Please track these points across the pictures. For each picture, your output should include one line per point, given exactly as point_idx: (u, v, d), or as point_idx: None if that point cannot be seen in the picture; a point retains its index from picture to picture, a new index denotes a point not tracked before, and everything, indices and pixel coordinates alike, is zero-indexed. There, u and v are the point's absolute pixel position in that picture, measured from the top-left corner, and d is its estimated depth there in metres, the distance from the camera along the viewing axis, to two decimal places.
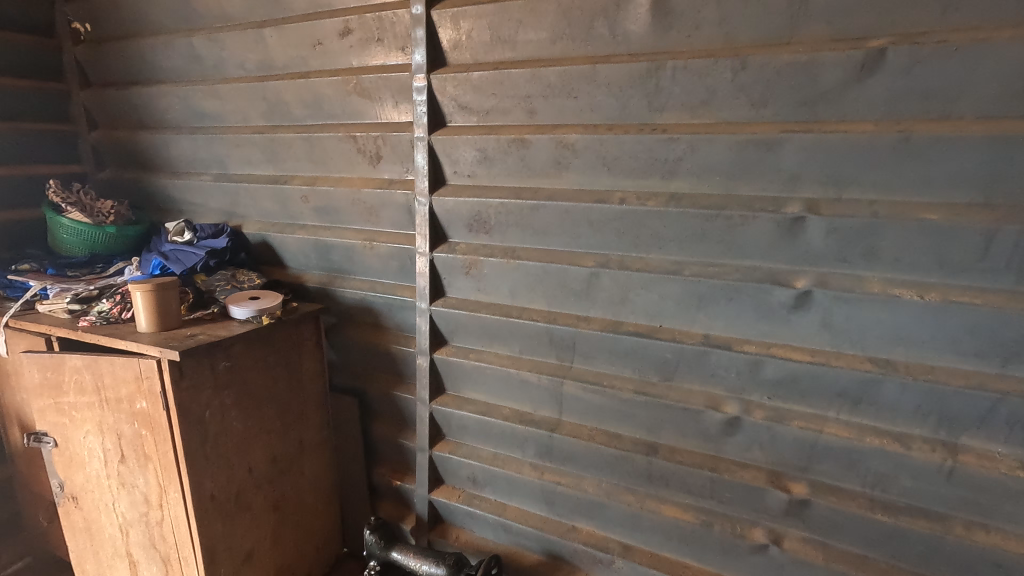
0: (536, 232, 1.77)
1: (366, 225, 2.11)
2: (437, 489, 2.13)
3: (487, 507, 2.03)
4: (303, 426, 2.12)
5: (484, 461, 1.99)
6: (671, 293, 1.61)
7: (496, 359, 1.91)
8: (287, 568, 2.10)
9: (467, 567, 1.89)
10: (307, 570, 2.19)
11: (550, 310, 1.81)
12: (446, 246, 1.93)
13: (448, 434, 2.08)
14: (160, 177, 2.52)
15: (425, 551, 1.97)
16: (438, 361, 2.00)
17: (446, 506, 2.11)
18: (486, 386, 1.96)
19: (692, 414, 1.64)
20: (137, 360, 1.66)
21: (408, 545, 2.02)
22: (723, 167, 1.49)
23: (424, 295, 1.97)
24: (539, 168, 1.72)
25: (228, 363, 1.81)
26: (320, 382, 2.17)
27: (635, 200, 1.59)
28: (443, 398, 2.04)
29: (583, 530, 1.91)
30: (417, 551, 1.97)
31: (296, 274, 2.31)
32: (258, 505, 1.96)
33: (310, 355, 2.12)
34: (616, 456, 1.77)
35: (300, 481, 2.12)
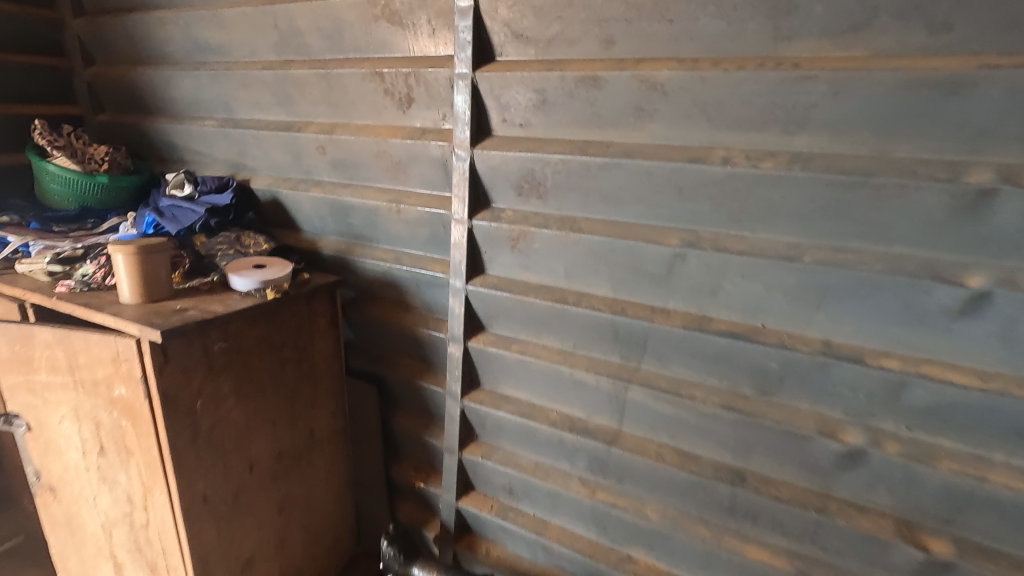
0: (604, 199, 1.40)
1: (392, 184, 1.76)
2: (466, 496, 1.83)
3: (524, 524, 1.72)
4: (315, 416, 1.83)
5: (523, 471, 1.68)
6: (781, 285, 1.24)
7: (544, 354, 1.57)
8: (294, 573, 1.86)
9: None
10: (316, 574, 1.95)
11: (615, 298, 1.45)
12: (488, 213, 1.57)
13: (482, 435, 1.77)
14: (160, 121, 2.20)
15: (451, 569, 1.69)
16: (474, 350, 1.68)
17: (476, 516, 1.81)
18: (529, 383, 1.63)
19: (798, 440, 1.28)
20: (114, 340, 1.37)
21: (431, 560, 1.75)
22: (876, 117, 1.08)
23: (459, 272, 1.63)
24: (613, 117, 1.34)
25: (225, 345, 1.51)
26: (335, 367, 1.88)
27: (743, 160, 1.20)
28: (477, 394, 1.72)
29: (640, 561, 1.59)
30: (441, 570, 1.69)
31: (310, 239, 1.99)
32: (261, 506, 1.69)
33: (322, 334, 1.82)
34: (690, 481, 1.43)
35: (309, 477, 1.85)
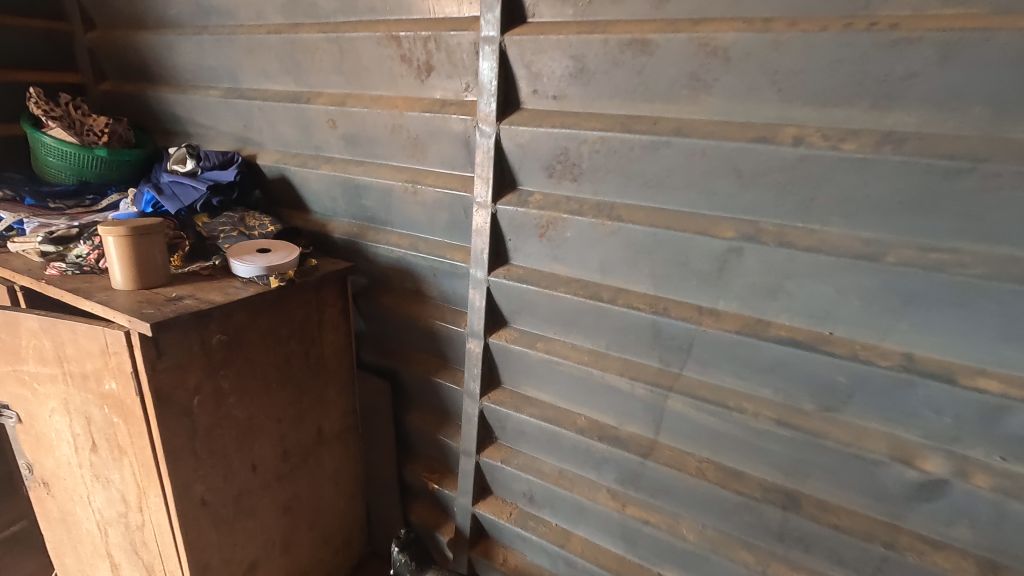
0: (649, 184, 1.22)
1: (408, 162, 1.60)
2: (482, 501, 1.70)
3: (545, 534, 1.59)
4: (323, 411, 1.71)
5: (545, 479, 1.54)
6: (857, 287, 1.06)
7: (573, 354, 1.42)
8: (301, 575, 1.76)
9: None
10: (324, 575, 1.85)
11: (656, 296, 1.29)
12: (514, 196, 1.41)
13: (501, 437, 1.63)
14: (163, 91, 2.06)
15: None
16: (495, 347, 1.53)
17: (493, 523, 1.69)
18: (556, 386, 1.49)
19: (866, 464, 1.12)
20: (102, 330, 1.25)
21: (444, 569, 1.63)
22: (993, 90, 0.89)
23: (481, 261, 1.47)
24: (663, 88, 1.16)
25: (225, 337, 1.39)
26: (344, 359, 1.75)
27: (819, 140, 1.02)
28: (497, 394, 1.58)
29: None
30: None
31: (320, 220, 1.84)
32: (264, 507, 1.58)
33: (331, 325, 1.69)
34: (734, 502, 1.28)
35: (316, 476, 1.73)
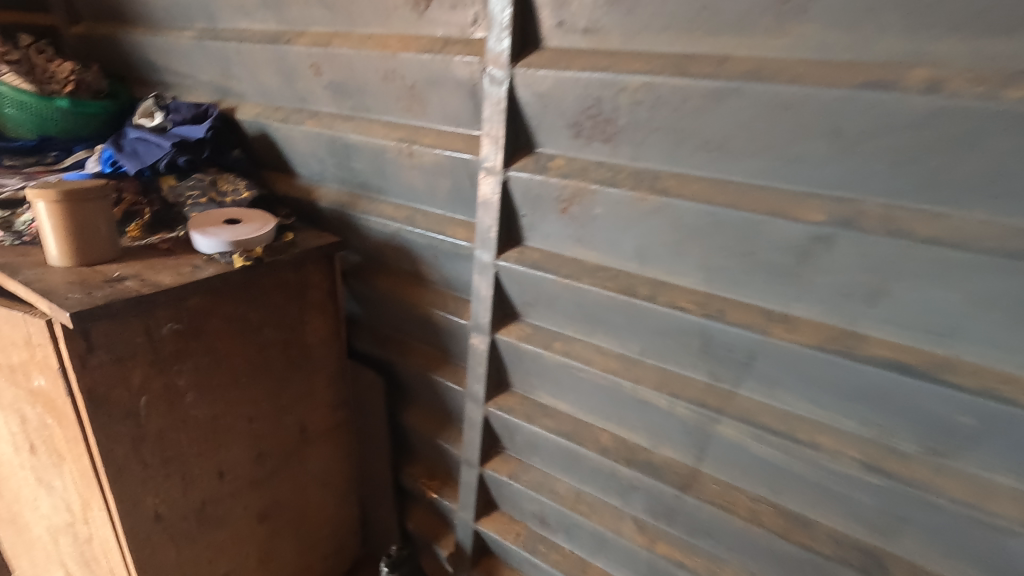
0: (708, 148, 0.92)
1: (404, 118, 1.32)
2: (486, 518, 1.47)
3: (557, 564, 1.35)
4: (308, 408, 1.48)
5: (560, 503, 1.30)
6: (1002, 297, 0.76)
7: (597, 359, 1.15)
8: None
9: None
10: None
11: (708, 294, 1.00)
12: (530, 161, 1.12)
13: (509, 448, 1.39)
14: (136, 33, 1.80)
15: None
16: (504, 344, 1.27)
17: (498, 543, 1.46)
18: (575, 394, 1.23)
19: (988, 532, 0.84)
20: (23, 318, 1.04)
21: None
22: None
23: (488, 241, 1.20)
24: (735, 15, 0.85)
25: (178, 326, 1.15)
26: (334, 348, 1.51)
27: (966, 85, 0.71)
28: (506, 399, 1.33)
29: None
30: None
31: (307, 186, 1.58)
32: (237, 517, 1.38)
33: (317, 310, 1.44)
34: (797, 556, 1.01)
35: (301, 481, 1.52)
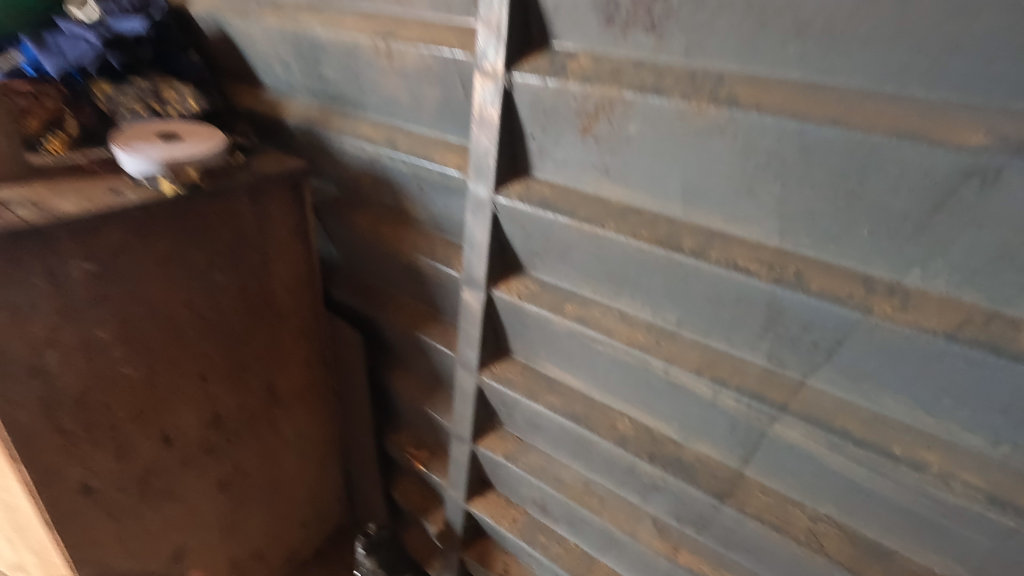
0: (804, 34, 0.62)
1: (383, 5, 1.01)
2: (479, 498, 1.27)
3: (558, 559, 1.16)
4: (275, 366, 1.28)
5: (565, 495, 1.08)
6: None
7: (620, 328, 0.89)
8: (254, 555, 1.42)
9: None
10: (289, 552, 1.51)
11: (781, 252, 0.72)
12: (543, 60, 0.82)
13: (507, 424, 1.16)
14: None
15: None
16: (502, 303, 1.01)
17: (491, 527, 1.27)
18: (589, 370, 0.98)
19: None
20: None
21: None
22: None
23: (484, 170, 0.92)
24: None
25: (93, 267, 0.92)
26: (304, 298, 1.29)
27: None
28: (504, 368, 1.09)
29: None
30: None
31: (273, 100, 1.30)
32: (190, 486, 1.20)
33: (280, 252, 1.20)
34: None
35: (269, 445, 1.33)
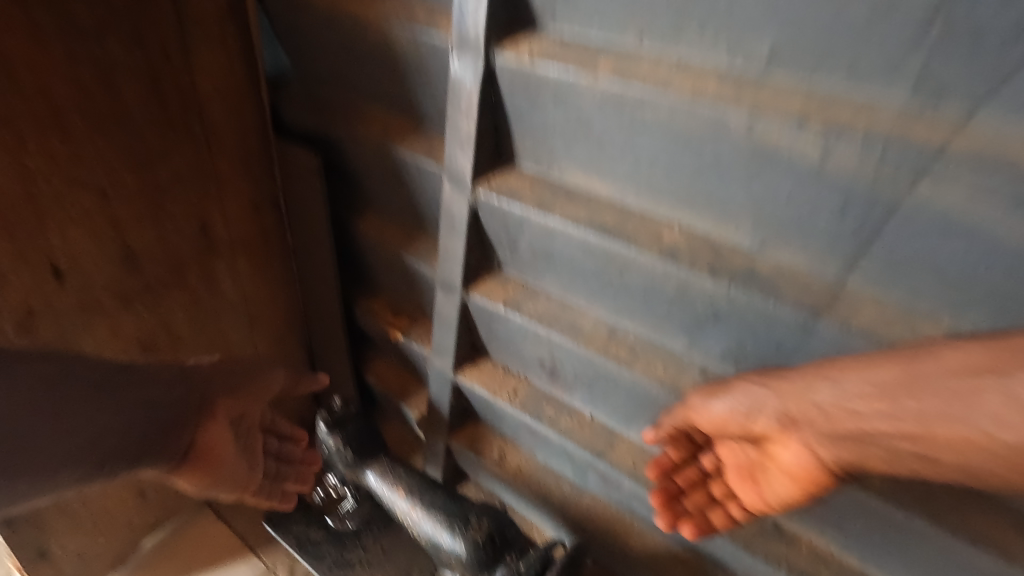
0: None
1: None
2: (471, 366, 1.03)
3: (571, 433, 0.93)
4: (208, 199, 1.00)
5: (583, 345, 0.83)
6: None
7: (679, 80, 0.61)
8: None
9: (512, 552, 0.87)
10: None
11: None
12: None
13: (508, 263, 0.90)
14: None
15: (433, 504, 0.93)
16: (506, 74, 0.73)
17: (485, 402, 1.03)
18: (626, 160, 0.71)
19: None
20: None
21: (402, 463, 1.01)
22: None
23: None
24: None
25: None
26: (245, 112, 0.99)
27: None
28: (505, 180, 0.82)
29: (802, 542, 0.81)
30: (415, 486, 0.96)
31: None
32: (101, 342, 0.95)
33: (206, 36, 0.89)
34: None
35: (207, 302, 1.08)
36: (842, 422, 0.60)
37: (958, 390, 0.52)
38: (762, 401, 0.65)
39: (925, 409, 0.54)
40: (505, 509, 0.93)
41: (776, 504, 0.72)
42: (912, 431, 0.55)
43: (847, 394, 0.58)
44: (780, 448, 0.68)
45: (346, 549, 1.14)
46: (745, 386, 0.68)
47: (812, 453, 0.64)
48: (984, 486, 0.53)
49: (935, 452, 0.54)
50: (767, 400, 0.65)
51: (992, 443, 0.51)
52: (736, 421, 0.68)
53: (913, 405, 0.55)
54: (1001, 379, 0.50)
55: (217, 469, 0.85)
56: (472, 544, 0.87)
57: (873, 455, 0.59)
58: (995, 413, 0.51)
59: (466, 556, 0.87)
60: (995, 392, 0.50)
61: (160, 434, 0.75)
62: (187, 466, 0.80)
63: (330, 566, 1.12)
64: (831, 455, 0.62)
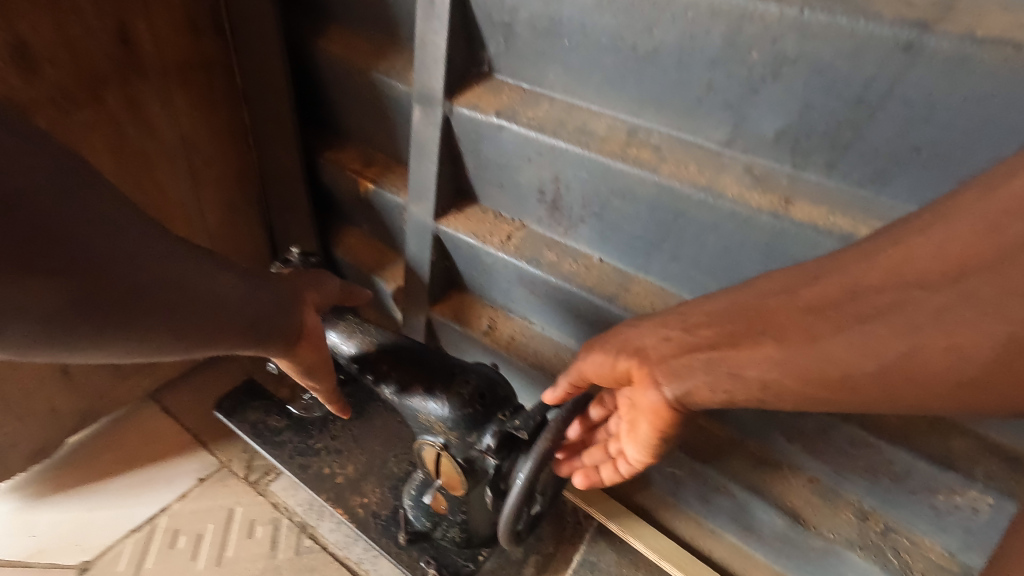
0: None
1: None
2: (454, 212, 0.87)
3: (575, 277, 0.77)
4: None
5: (594, 149, 0.67)
6: None
7: None
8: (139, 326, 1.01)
9: (501, 411, 0.71)
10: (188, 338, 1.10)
11: None
12: None
13: (502, 60, 0.73)
14: None
15: (408, 361, 0.77)
16: None
17: (471, 256, 0.87)
18: None
19: None
20: None
21: (372, 327, 0.84)
22: None
23: None
24: None
25: None
26: None
27: None
28: None
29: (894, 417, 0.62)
30: (386, 351, 0.79)
31: None
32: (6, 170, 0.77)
33: None
34: None
35: (138, 143, 0.88)
36: (676, 354, 0.60)
37: (754, 311, 0.56)
38: (623, 339, 0.64)
39: (734, 329, 0.57)
40: (491, 367, 0.78)
41: (650, 450, 0.66)
42: (724, 350, 0.57)
43: (687, 324, 0.60)
44: (635, 390, 0.64)
45: (311, 438, 1.00)
46: (613, 329, 0.66)
47: (657, 389, 0.60)
48: (777, 401, 0.55)
49: (739, 365, 0.56)
50: (623, 339, 0.64)
51: (779, 350, 0.54)
52: (607, 366, 0.64)
53: (727, 327, 0.57)
54: (788, 298, 0.54)
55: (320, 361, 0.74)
56: (455, 399, 0.71)
57: (699, 385, 0.58)
58: (784, 326, 0.54)
59: (450, 415, 0.71)
60: (784, 307, 0.54)
61: (274, 317, 0.64)
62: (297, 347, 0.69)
63: (291, 455, 0.97)
64: (677, 390, 0.60)
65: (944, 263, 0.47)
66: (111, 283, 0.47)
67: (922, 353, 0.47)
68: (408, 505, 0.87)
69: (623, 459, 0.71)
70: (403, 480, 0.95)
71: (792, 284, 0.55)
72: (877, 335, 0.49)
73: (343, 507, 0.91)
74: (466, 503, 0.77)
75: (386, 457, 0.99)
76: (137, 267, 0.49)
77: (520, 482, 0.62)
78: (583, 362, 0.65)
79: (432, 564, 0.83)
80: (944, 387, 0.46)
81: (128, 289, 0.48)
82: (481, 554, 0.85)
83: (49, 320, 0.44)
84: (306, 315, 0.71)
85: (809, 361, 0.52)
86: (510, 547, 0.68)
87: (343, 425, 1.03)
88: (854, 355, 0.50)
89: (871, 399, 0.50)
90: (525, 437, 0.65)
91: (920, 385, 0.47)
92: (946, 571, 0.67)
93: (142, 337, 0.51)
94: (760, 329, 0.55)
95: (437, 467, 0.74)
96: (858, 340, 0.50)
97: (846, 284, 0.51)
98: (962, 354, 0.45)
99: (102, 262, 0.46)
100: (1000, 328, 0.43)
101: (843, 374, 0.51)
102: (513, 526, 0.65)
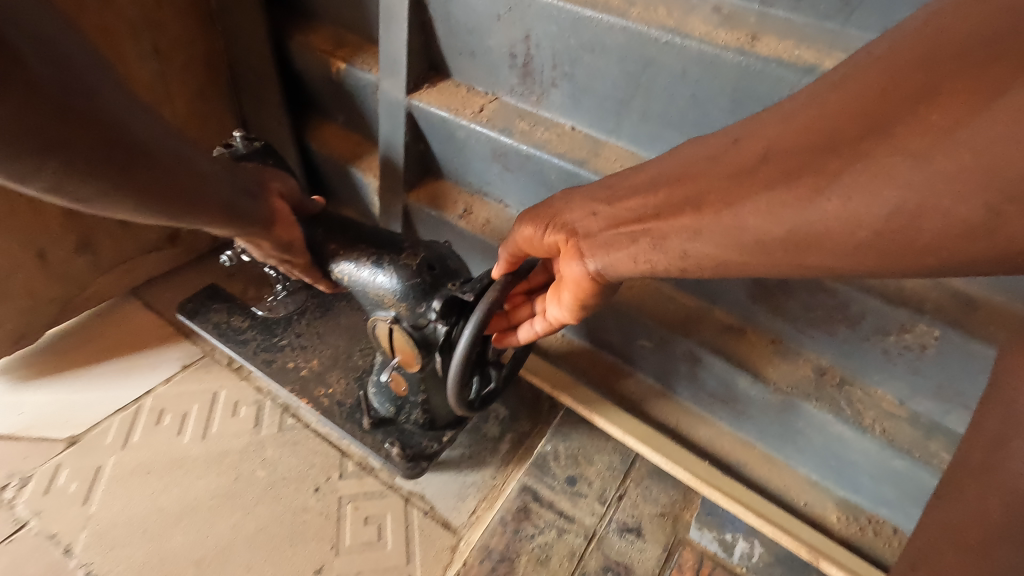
0: None
1: None
2: (429, 86, 0.85)
3: (549, 144, 0.77)
4: None
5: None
6: None
7: None
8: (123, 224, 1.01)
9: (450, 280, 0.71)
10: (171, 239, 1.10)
11: None
12: None
13: None
14: None
15: (357, 238, 0.77)
16: None
17: (445, 132, 0.86)
18: None
19: None
20: None
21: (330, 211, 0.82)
22: None
23: None
24: None
25: None
26: None
27: None
28: None
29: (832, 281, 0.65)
30: (345, 238, 0.78)
31: None
32: None
33: None
34: None
35: (110, 24, 0.85)
36: (604, 228, 0.55)
37: (682, 173, 0.49)
38: (553, 210, 0.60)
39: (658, 202, 0.50)
40: (446, 244, 0.78)
41: (575, 314, 0.64)
42: (649, 223, 0.51)
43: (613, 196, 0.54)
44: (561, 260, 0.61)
45: (275, 336, 1.02)
46: (547, 201, 0.62)
47: (580, 261, 0.57)
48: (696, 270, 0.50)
49: (663, 236, 0.50)
50: (554, 212, 0.60)
51: (695, 220, 0.47)
52: (535, 237, 0.61)
53: (649, 198, 0.50)
54: (710, 165, 0.47)
55: (292, 243, 0.75)
56: (405, 270, 0.72)
57: (622, 255, 0.54)
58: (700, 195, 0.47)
59: (400, 286, 0.71)
60: (706, 176, 0.47)
61: (250, 201, 0.68)
62: (268, 230, 0.70)
63: (255, 351, 0.99)
64: (599, 265, 0.56)
65: (860, 110, 0.38)
66: (136, 150, 0.50)
67: (822, 224, 0.39)
68: (373, 391, 0.89)
69: (543, 317, 0.68)
70: (367, 371, 0.97)
71: (717, 149, 0.47)
72: (781, 204, 0.41)
73: (307, 396, 0.93)
74: (424, 381, 0.78)
75: (350, 350, 1.01)
76: (151, 136, 0.53)
77: (462, 347, 0.60)
78: (516, 237, 0.62)
79: (396, 444, 0.85)
80: (844, 251, 0.39)
81: (119, 127, 0.48)
82: (445, 436, 0.88)
83: (82, 167, 0.47)
84: (271, 201, 0.73)
85: (718, 226, 0.45)
86: (461, 412, 0.69)
87: (308, 324, 1.04)
88: (764, 220, 0.42)
89: (777, 263, 0.44)
90: (472, 299, 0.64)
91: (820, 249, 0.40)
92: (894, 416, 0.70)
93: (148, 203, 0.55)
94: (683, 198, 0.48)
95: (390, 341, 0.74)
96: (762, 209, 0.42)
97: (759, 147, 0.44)
98: (850, 220, 0.37)
99: (96, 94, 0.46)
100: (890, 193, 0.35)
101: (753, 241, 0.44)
102: (462, 391, 0.65)
